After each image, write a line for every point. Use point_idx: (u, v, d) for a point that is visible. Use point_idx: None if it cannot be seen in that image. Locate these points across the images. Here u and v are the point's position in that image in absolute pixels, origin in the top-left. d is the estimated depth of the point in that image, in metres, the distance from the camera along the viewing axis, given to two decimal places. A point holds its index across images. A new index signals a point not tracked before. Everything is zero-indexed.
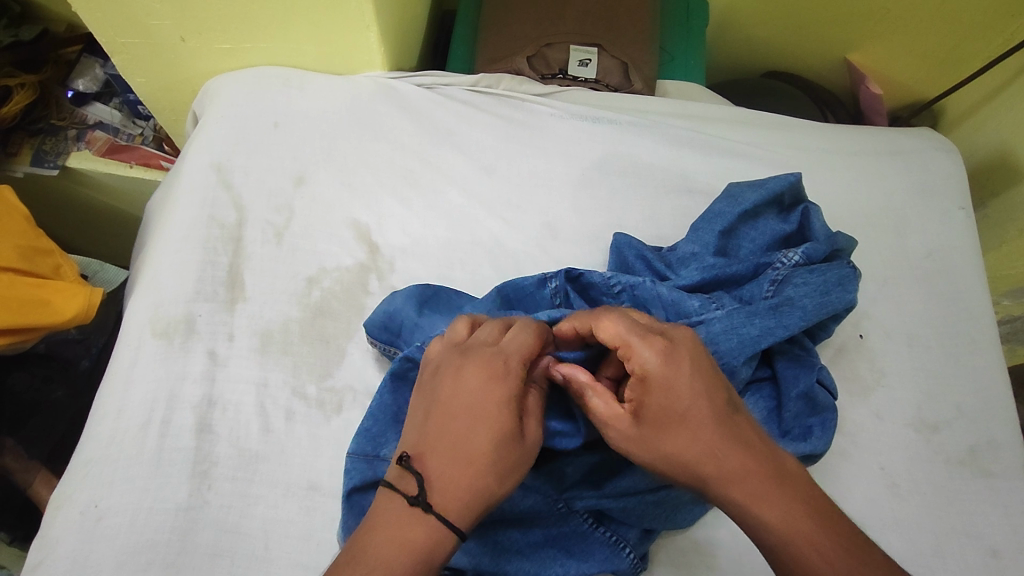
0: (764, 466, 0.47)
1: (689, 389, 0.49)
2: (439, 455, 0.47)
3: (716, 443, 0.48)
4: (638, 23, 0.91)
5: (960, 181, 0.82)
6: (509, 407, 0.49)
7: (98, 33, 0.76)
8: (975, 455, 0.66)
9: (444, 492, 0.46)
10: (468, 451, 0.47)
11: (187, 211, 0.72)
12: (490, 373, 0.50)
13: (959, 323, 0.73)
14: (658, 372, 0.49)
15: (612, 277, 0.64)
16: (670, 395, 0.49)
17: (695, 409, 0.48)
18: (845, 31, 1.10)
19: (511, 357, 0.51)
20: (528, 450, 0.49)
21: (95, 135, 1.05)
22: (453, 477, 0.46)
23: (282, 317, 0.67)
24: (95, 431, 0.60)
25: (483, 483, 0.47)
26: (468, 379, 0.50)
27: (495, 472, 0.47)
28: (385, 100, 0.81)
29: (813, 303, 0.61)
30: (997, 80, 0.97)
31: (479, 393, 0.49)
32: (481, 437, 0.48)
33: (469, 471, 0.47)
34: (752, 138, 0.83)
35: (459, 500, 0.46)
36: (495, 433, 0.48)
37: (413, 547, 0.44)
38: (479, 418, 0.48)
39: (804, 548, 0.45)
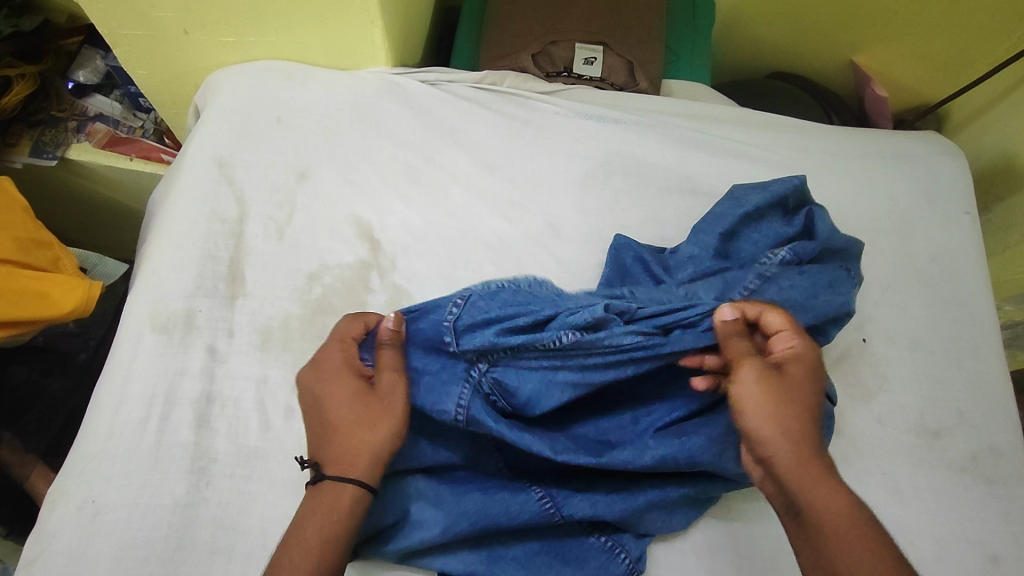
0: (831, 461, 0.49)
1: (811, 377, 0.52)
2: (318, 436, 0.52)
3: (809, 421, 0.50)
4: (644, 22, 0.91)
5: (965, 186, 0.82)
6: (349, 377, 0.53)
7: (100, 24, 0.76)
8: (977, 461, 0.66)
9: (331, 460, 0.51)
10: (333, 423, 0.52)
11: (188, 206, 0.71)
12: (321, 360, 0.55)
13: (962, 329, 0.72)
14: (809, 359, 0.53)
15: (584, 284, 0.62)
16: (814, 377, 0.52)
17: (805, 392, 0.51)
18: (851, 32, 1.10)
19: (333, 342, 0.56)
20: (386, 403, 0.52)
21: (96, 127, 1.04)
22: (335, 445, 0.51)
23: (283, 313, 0.66)
24: (92, 425, 0.60)
25: (354, 439, 0.51)
26: (307, 375, 0.55)
27: (362, 427, 0.51)
28: (389, 96, 0.80)
29: (796, 305, 0.59)
30: (1003, 84, 0.97)
31: (319, 378, 0.54)
32: (338, 406, 0.52)
33: (341, 436, 0.51)
34: (757, 140, 0.82)
35: (347, 459, 0.50)
36: (348, 399, 0.52)
37: (322, 510, 0.49)
38: (328, 396, 0.53)
39: (863, 535, 0.46)
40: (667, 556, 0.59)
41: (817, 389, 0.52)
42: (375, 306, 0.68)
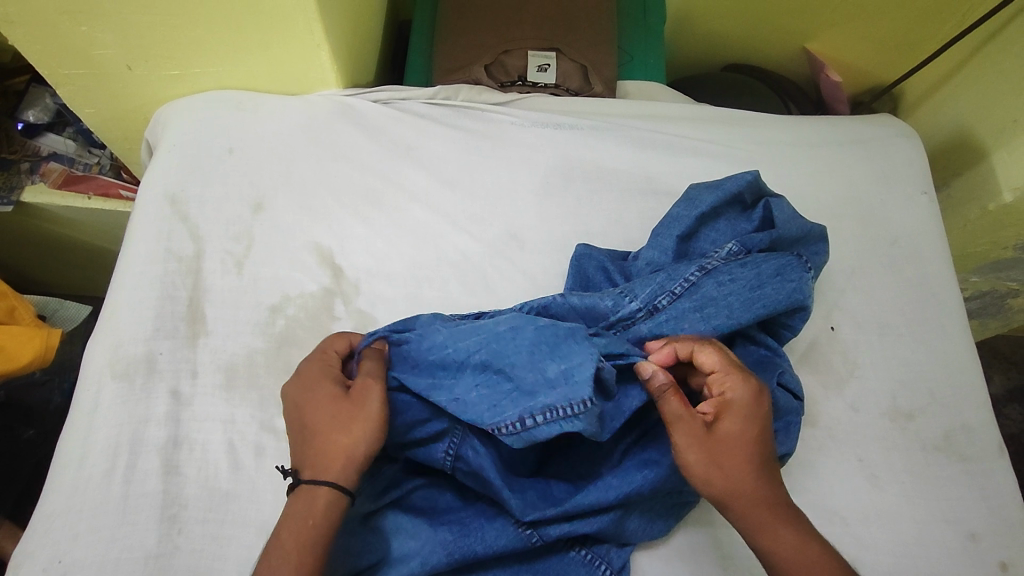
0: (759, 501, 0.49)
1: (696, 432, 0.50)
2: (296, 438, 0.53)
3: (722, 484, 0.49)
4: (595, 26, 0.91)
5: (922, 166, 0.83)
6: (324, 382, 0.53)
7: (40, 66, 0.74)
8: (950, 440, 0.67)
9: (308, 463, 0.50)
10: (314, 427, 0.52)
11: (142, 246, 0.69)
12: (300, 372, 0.55)
13: (929, 309, 0.73)
14: (686, 414, 0.51)
15: (524, 306, 0.63)
16: (693, 433, 0.50)
17: (700, 443, 0.50)
18: (801, 22, 1.11)
19: (322, 355, 0.56)
20: (368, 405, 0.52)
21: (50, 167, 1.01)
22: (312, 450, 0.51)
23: (247, 349, 0.65)
24: (56, 482, 0.58)
25: (328, 440, 0.50)
26: (286, 387, 0.55)
27: (339, 427, 0.51)
28: (342, 118, 0.79)
29: (741, 301, 0.60)
30: (952, 63, 0.99)
31: (301, 386, 0.54)
32: (316, 410, 0.52)
33: (320, 439, 0.51)
34: (714, 136, 0.83)
35: (322, 459, 0.50)
36: (326, 404, 0.52)
37: (297, 512, 0.48)
38: (309, 402, 0.53)
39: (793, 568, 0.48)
40: (650, 563, 0.59)
41: (717, 440, 0.50)
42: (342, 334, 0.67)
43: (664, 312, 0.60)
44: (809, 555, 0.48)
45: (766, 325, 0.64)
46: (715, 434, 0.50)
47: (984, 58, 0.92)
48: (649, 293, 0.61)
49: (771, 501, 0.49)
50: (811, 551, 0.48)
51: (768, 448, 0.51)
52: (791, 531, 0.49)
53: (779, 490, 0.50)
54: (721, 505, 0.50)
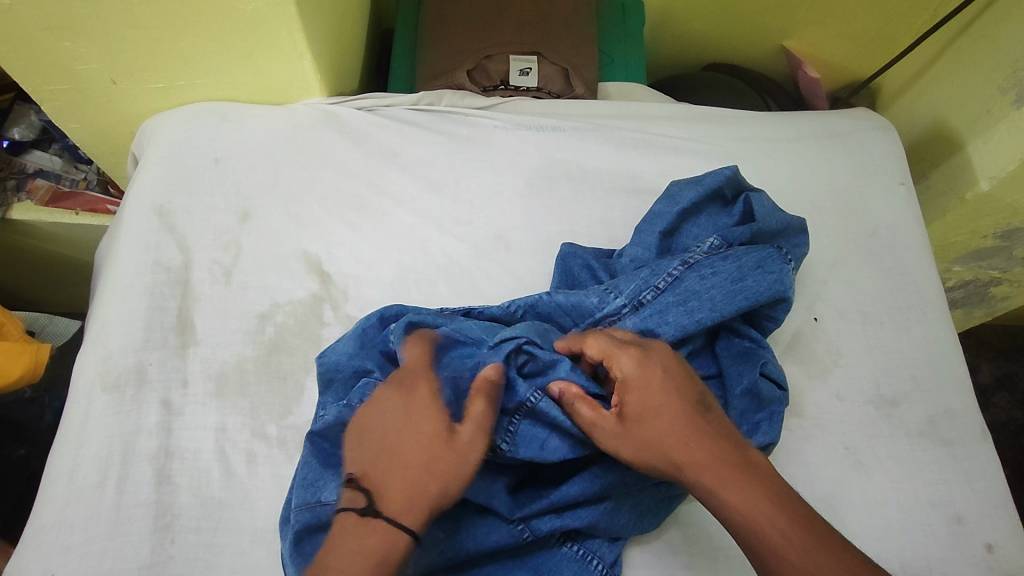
0: (694, 465, 0.49)
1: (604, 422, 0.52)
2: (374, 466, 0.49)
3: (653, 461, 0.50)
4: (575, 30, 0.92)
5: (898, 157, 0.84)
6: (436, 415, 0.51)
7: (24, 82, 0.74)
8: (934, 426, 0.68)
9: (388, 500, 0.47)
10: (401, 458, 0.49)
11: (130, 258, 0.70)
12: (411, 392, 0.52)
13: (909, 298, 0.74)
14: (592, 408, 0.53)
15: (510, 303, 0.63)
16: (602, 423, 0.52)
17: (611, 431, 0.52)
18: (778, 22, 1.14)
19: (420, 373, 0.54)
20: (461, 453, 0.49)
21: (36, 184, 1.00)
22: (392, 485, 0.48)
23: (236, 357, 0.66)
24: (48, 496, 0.58)
25: (426, 489, 0.48)
26: (394, 395, 0.52)
27: (434, 471, 0.48)
28: (327, 126, 0.80)
29: (723, 293, 0.61)
30: (926, 56, 1.01)
31: (390, 407, 0.52)
32: (412, 448, 0.49)
33: (405, 475, 0.48)
34: (695, 134, 0.84)
35: (402, 500, 0.47)
36: (420, 441, 0.49)
37: (369, 550, 0.45)
38: (399, 431, 0.50)
39: (758, 525, 0.46)
40: (641, 557, 0.59)
41: (630, 424, 0.51)
42: (331, 339, 0.68)
43: (648, 306, 0.61)
44: (753, 507, 0.47)
45: (749, 317, 0.65)
46: (626, 418, 0.52)
47: (957, 51, 0.94)
48: (633, 289, 0.62)
49: (704, 460, 0.49)
50: (762, 505, 0.47)
51: (688, 406, 0.51)
52: (736, 490, 0.48)
53: (712, 446, 0.49)
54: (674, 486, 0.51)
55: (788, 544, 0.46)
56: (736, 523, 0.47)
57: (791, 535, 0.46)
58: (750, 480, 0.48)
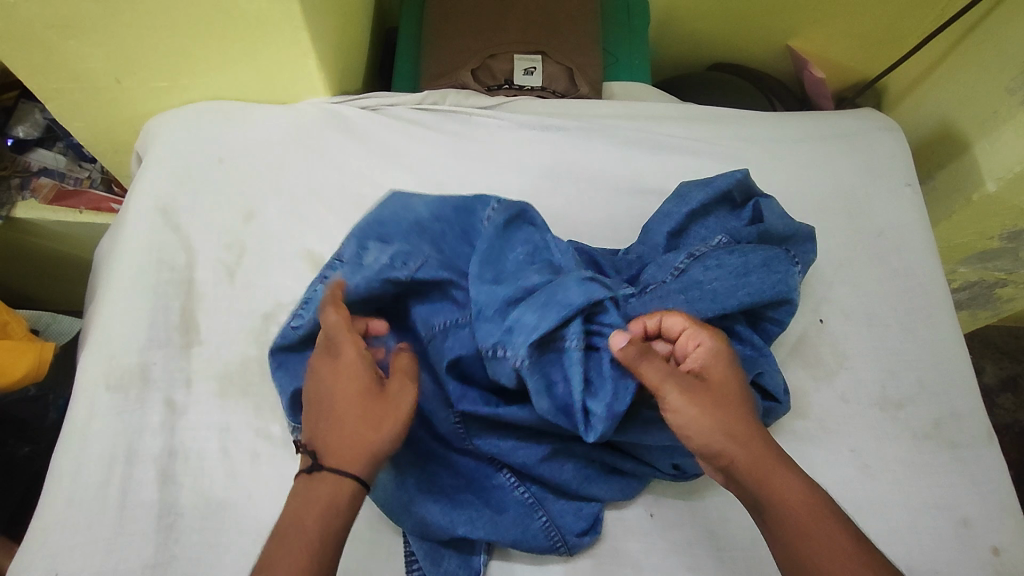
0: (758, 448, 0.51)
1: (683, 391, 0.52)
2: (320, 426, 0.52)
3: (718, 435, 0.51)
4: (580, 29, 0.92)
5: (904, 158, 0.84)
6: (362, 370, 0.53)
7: (28, 81, 0.74)
8: (940, 428, 0.67)
9: (331, 455, 0.50)
10: (337, 414, 0.51)
11: (134, 256, 0.69)
12: (337, 354, 0.54)
13: (915, 299, 0.74)
14: (669, 376, 0.53)
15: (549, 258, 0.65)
16: (679, 392, 0.52)
17: (688, 401, 0.52)
18: (783, 22, 1.13)
19: (341, 336, 0.54)
20: (390, 400, 0.51)
21: (41, 182, 1.00)
22: (333, 439, 0.50)
23: (240, 356, 0.66)
24: (52, 495, 0.58)
25: (363, 437, 0.50)
26: (322, 361, 0.54)
27: (368, 422, 0.50)
28: (331, 125, 0.80)
29: (726, 286, 0.60)
30: (932, 56, 1.00)
31: (327, 369, 0.53)
32: (349, 402, 0.51)
33: (342, 428, 0.50)
34: (700, 133, 0.83)
35: (345, 452, 0.50)
36: (354, 394, 0.51)
37: (321, 500, 0.48)
38: (335, 392, 0.52)
39: (805, 512, 0.49)
40: (643, 557, 0.59)
41: (703, 390, 0.53)
42: None
43: (649, 293, 0.61)
44: (806, 496, 0.49)
45: (752, 320, 0.65)
46: (701, 393, 0.52)
47: (965, 51, 0.94)
48: None
49: (761, 448, 0.51)
50: (810, 491, 0.50)
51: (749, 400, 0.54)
52: (789, 473, 0.50)
53: (769, 439, 0.53)
54: (721, 462, 0.51)
55: (833, 530, 0.48)
56: (784, 506, 0.49)
57: (836, 524, 0.48)
58: (800, 475, 0.51)
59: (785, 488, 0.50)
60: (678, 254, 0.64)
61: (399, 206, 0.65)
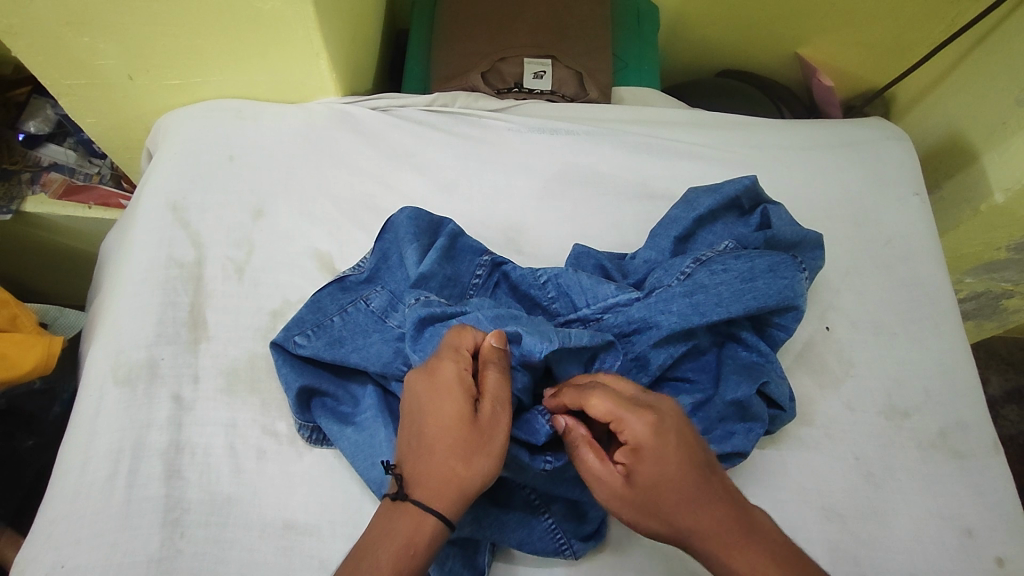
0: (716, 533, 0.47)
1: (620, 500, 0.49)
2: (411, 451, 0.51)
3: (663, 531, 0.48)
4: (591, 33, 0.92)
5: (913, 167, 0.84)
6: (457, 394, 0.50)
7: (42, 76, 0.74)
8: (946, 437, 0.67)
9: (418, 485, 0.49)
10: (427, 444, 0.50)
11: (144, 252, 0.70)
12: (433, 371, 0.51)
13: (922, 308, 0.74)
14: (611, 485, 0.49)
15: (539, 269, 0.66)
16: (616, 503, 0.49)
17: (625, 506, 0.49)
18: (793, 29, 1.13)
19: (447, 352, 0.52)
20: (485, 430, 0.50)
21: (51, 177, 1.01)
22: (421, 471, 0.49)
23: (247, 353, 0.66)
24: (58, 488, 0.58)
25: (451, 470, 0.49)
26: (416, 380, 0.52)
27: (459, 455, 0.49)
28: (342, 125, 0.80)
29: (731, 290, 0.61)
30: (941, 67, 1.01)
31: (427, 389, 0.51)
32: (441, 428, 0.50)
33: (433, 460, 0.49)
34: (709, 139, 0.84)
35: (433, 487, 0.48)
36: (451, 420, 0.50)
37: (400, 535, 0.48)
38: (430, 417, 0.50)
39: None
40: (646, 560, 0.60)
41: (637, 492, 0.48)
42: None
43: (654, 296, 0.61)
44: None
45: (758, 325, 0.65)
46: (636, 485, 0.48)
47: (976, 60, 0.94)
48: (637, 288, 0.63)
49: (717, 535, 0.47)
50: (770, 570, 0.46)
51: (710, 475, 0.48)
52: (749, 559, 0.46)
53: (734, 519, 0.47)
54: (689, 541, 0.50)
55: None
56: None
57: None
58: (769, 553, 0.46)
59: (757, 568, 0.46)
60: (685, 259, 0.64)
61: (428, 227, 0.68)
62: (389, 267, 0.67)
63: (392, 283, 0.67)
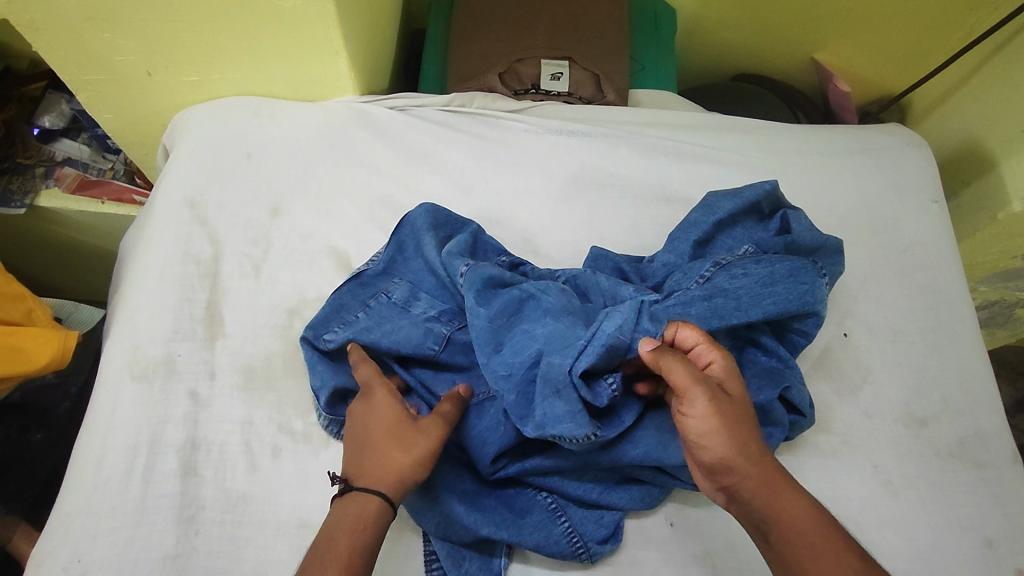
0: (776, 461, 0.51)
1: (716, 402, 0.51)
2: (355, 455, 0.54)
3: (740, 444, 0.50)
4: (608, 35, 0.92)
5: (932, 173, 0.84)
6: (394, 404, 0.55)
7: (61, 71, 0.75)
8: (965, 447, 0.67)
9: (365, 476, 0.52)
10: (369, 446, 0.53)
11: (160, 249, 0.70)
12: (367, 391, 0.57)
13: (940, 317, 0.73)
14: (709, 389, 0.51)
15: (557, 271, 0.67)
16: (712, 407, 0.51)
17: (719, 408, 0.51)
18: (810, 33, 1.13)
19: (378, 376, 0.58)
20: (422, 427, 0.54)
21: (65, 171, 1.01)
22: (366, 465, 0.52)
23: (264, 351, 0.66)
24: (75, 483, 0.58)
25: (393, 459, 0.52)
26: (355, 401, 0.57)
27: (399, 446, 0.53)
28: (360, 124, 0.80)
29: (751, 296, 0.60)
30: (959, 74, 1.00)
31: (365, 405, 0.56)
32: (384, 429, 0.54)
33: (376, 453, 0.53)
34: (726, 143, 0.83)
35: (379, 475, 0.52)
36: (391, 422, 0.54)
37: (350, 520, 0.50)
38: (373, 424, 0.55)
39: (824, 532, 0.48)
40: (663, 565, 0.59)
41: (727, 403, 0.52)
42: None
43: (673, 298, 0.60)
44: (814, 515, 0.49)
45: (777, 330, 0.65)
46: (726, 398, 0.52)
47: (995, 68, 0.93)
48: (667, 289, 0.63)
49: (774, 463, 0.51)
50: (813, 509, 0.50)
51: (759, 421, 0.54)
52: (797, 493, 0.50)
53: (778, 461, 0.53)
54: (726, 480, 0.51)
55: (833, 559, 0.47)
56: (799, 522, 0.49)
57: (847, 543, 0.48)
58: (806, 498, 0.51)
59: (802, 502, 0.50)
60: (704, 263, 0.64)
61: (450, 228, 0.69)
62: (410, 267, 0.67)
63: (408, 273, 0.67)
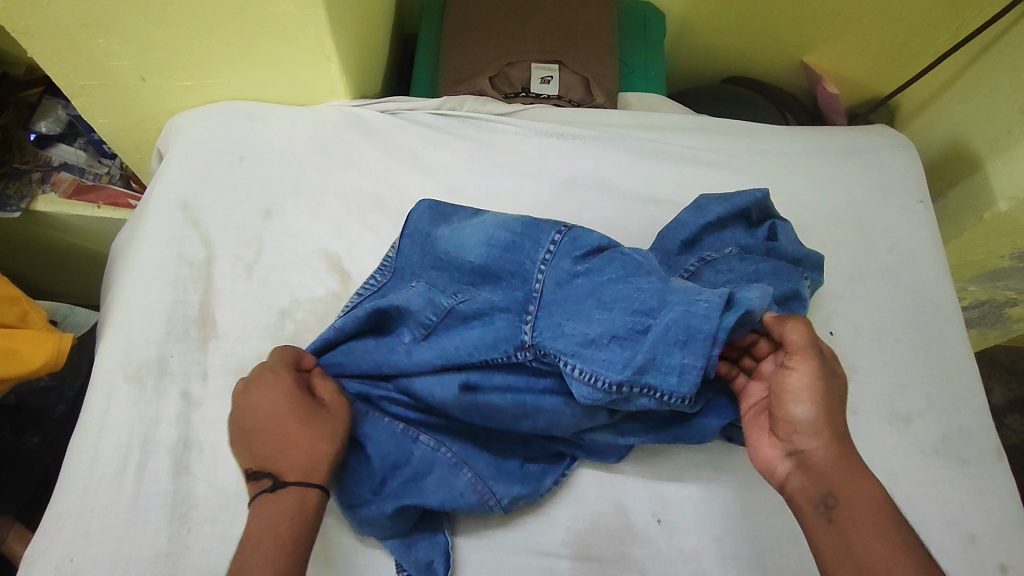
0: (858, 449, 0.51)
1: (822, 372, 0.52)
2: (265, 450, 0.54)
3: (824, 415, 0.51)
4: (598, 39, 0.93)
5: (917, 174, 0.85)
6: (294, 394, 0.57)
7: (57, 76, 0.76)
8: (948, 444, 0.68)
9: (286, 468, 0.53)
10: (282, 439, 0.54)
11: (154, 251, 0.71)
12: (266, 383, 0.57)
13: (925, 315, 0.74)
14: (820, 359, 0.52)
15: None
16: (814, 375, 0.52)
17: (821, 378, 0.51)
18: (799, 36, 1.14)
19: (276, 367, 0.59)
20: (333, 415, 0.57)
21: (61, 176, 1.01)
22: (281, 457, 0.54)
23: (256, 351, 0.67)
24: (68, 482, 0.59)
25: (313, 448, 0.54)
26: (255, 395, 0.57)
27: (314, 435, 0.55)
28: (353, 128, 0.81)
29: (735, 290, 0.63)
30: (945, 76, 1.02)
31: (261, 398, 0.56)
32: (289, 419, 0.55)
33: (290, 445, 0.54)
34: (714, 145, 0.84)
35: (300, 465, 0.53)
36: (294, 411, 0.56)
37: (285, 513, 0.51)
38: (278, 416, 0.55)
39: (888, 526, 0.46)
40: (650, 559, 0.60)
41: (830, 380, 0.52)
42: None
43: None
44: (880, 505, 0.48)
45: None
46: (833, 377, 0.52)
47: (979, 70, 0.95)
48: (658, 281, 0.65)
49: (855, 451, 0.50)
50: (885, 502, 0.48)
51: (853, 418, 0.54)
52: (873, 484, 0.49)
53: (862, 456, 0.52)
54: (801, 442, 0.52)
55: (892, 542, 0.46)
56: (861, 504, 0.48)
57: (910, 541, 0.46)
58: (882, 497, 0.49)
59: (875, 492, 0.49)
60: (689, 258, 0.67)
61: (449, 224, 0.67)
62: (401, 260, 0.66)
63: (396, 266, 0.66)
